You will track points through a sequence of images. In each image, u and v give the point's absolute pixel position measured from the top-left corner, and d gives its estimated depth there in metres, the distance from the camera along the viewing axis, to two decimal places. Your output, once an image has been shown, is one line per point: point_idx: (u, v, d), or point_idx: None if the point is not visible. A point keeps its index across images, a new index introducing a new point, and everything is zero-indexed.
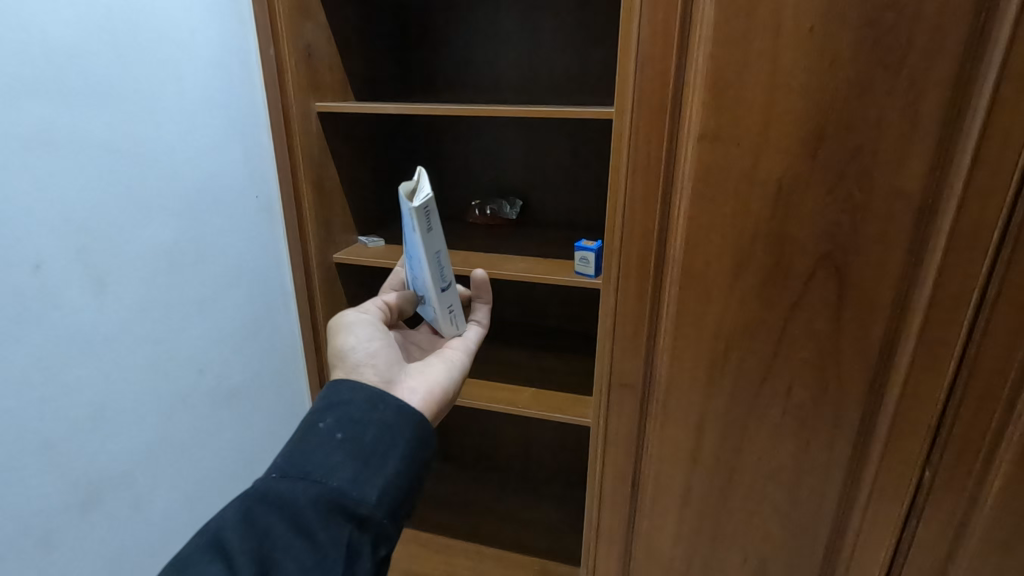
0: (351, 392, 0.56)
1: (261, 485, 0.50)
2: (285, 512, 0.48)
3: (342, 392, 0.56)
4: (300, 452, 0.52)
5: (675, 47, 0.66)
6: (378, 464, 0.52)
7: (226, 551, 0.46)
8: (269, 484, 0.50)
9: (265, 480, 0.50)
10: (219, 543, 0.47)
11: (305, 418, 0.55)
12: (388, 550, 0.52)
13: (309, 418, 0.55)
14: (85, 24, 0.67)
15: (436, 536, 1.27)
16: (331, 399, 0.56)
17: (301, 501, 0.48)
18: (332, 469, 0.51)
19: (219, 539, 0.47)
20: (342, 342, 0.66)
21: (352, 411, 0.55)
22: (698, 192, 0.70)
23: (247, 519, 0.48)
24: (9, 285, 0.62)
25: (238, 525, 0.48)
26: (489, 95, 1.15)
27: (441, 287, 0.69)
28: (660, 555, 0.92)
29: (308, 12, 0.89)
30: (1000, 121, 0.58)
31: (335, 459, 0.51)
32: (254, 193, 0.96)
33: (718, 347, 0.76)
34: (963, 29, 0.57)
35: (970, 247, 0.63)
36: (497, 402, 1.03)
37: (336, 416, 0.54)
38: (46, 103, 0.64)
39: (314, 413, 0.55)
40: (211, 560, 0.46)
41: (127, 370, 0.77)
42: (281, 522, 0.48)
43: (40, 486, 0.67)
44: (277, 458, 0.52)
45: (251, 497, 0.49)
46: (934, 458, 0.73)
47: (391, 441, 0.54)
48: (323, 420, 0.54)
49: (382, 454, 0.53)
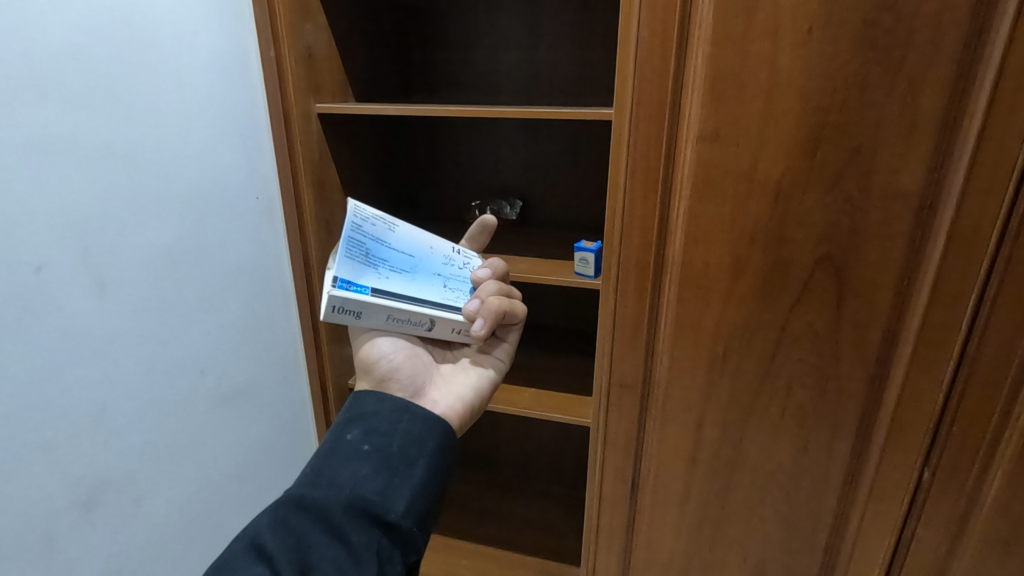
0: (376, 403, 0.58)
1: (293, 493, 0.51)
2: (319, 517, 0.49)
3: (368, 404, 0.58)
4: (331, 461, 0.53)
5: (674, 48, 0.66)
6: (406, 472, 0.53)
7: (263, 554, 0.47)
8: (303, 492, 0.51)
9: (298, 489, 0.51)
10: (256, 547, 0.48)
11: (333, 430, 0.57)
12: (417, 559, 0.53)
13: (337, 430, 0.56)
14: (85, 24, 0.67)
15: (437, 536, 1.27)
16: (357, 411, 0.58)
17: (335, 507, 0.49)
18: (363, 478, 0.52)
19: (255, 543, 0.48)
20: (365, 352, 0.67)
21: (378, 421, 0.56)
22: (698, 192, 0.70)
23: (282, 523, 0.49)
24: (10, 285, 0.62)
25: (273, 530, 0.48)
26: (489, 96, 1.15)
27: (427, 326, 0.65)
28: (659, 555, 0.93)
29: (308, 13, 0.90)
30: (998, 121, 0.58)
31: (364, 468, 0.52)
32: (254, 193, 0.96)
33: (718, 347, 0.76)
34: (961, 30, 0.57)
35: (969, 247, 0.63)
36: (498, 402, 1.03)
37: (363, 427, 0.56)
38: (46, 104, 0.64)
39: (341, 425, 0.57)
40: (252, 561, 0.47)
41: (128, 370, 0.77)
42: (315, 526, 0.49)
43: (40, 486, 0.67)
44: (308, 469, 0.54)
45: (285, 503, 0.50)
46: (933, 458, 0.73)
47: (417, 450, 0.55)
48: (351, 431, 0.55)
49: (410, 463, 0.54)
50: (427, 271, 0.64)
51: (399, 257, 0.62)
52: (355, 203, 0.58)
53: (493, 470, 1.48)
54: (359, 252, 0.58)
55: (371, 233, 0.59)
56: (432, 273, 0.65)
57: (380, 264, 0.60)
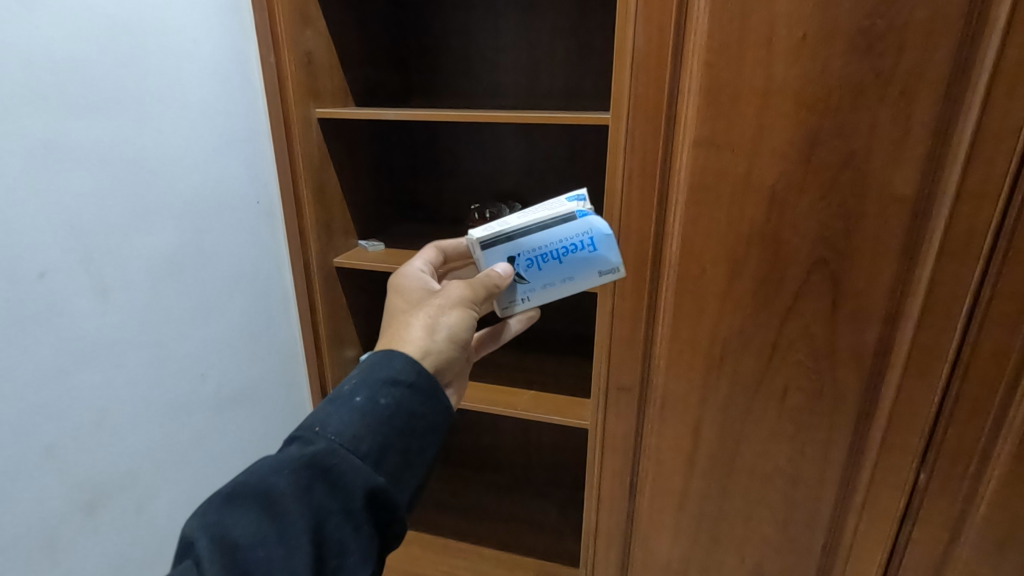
0: (413, 372, 0.49)
1: (312, 459, 0.44)
2: (338, 493, 0.44)
3: (404, 374, 0.49)
4: (361, 427, 0.46)
5: (669, 55, 0.67)
6: (421, 461, 0.49)
7: (270, 520, 0.42)
8: (325, 461, 0.44)
9: (319, 456, 0.44)
10: (267, 506, 0.42)
11: (358, 387, 0.48)
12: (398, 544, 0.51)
13: (364, 385, 0.48)
14: (88, 35, 0.68)
15: (436, 537, 1.28)
16: (391, 370, 0.49)
17: (355, 495, 0.44)
18: (384, 462, 0.46)
19: (264, 502, 0.43)
20: (449, 325, 0.54)
21: (413, 398, 0.49)
22: (693, 197, 0.71)
23: (297, 489, 0.43)
24: (13, 292, 0.63)
25: (290, 503, 0.43)
26: (487, 100, 1.15)
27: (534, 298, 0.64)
28: (658, 556, 0.93)
29: (308, 19, 0.90)
30: (991, 128, 0.59)
31: (388, 454, 0.47)
32: (255, 198, 0.97)
33: (714, 349, 0.77)
34: (953, 36, 0.58)
35: (962, 252, 0.64)
36: (497, 405, 1.04)
37: (398, 397, 0.48)
38: (48, 114, 0.65)
39: (372, 381, 0.49)
40: (261, 534, 0.41)
41: (130, 375, 0.77)
42: (330, 502, 0.44)
43: (44, 490, 0.68)
44: (329, 428, 0.46)
45: (304, 470, 0.44)
46: (928, 460, 0.74)
47: (435, 440, 0.50)
48: (381, 399, 0.47)
49: (426, 452, 0.49)
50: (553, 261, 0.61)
51: None
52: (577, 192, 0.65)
53: (492, 471, 1.49)
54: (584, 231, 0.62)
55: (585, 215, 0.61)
56: (548, 254, 0.60)
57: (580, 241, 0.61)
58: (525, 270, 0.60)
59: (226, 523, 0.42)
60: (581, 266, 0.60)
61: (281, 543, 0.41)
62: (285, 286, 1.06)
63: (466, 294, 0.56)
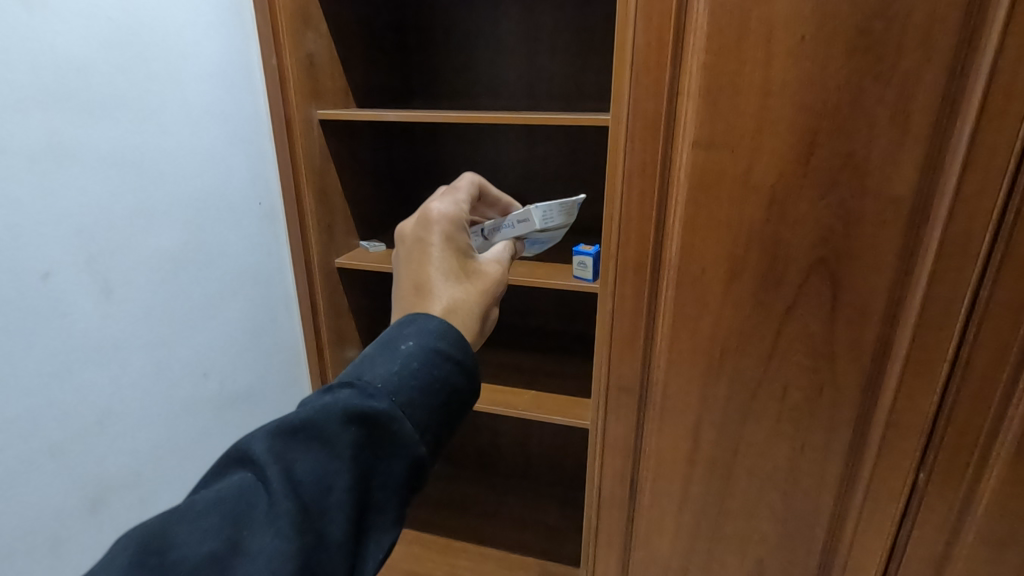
0: (463, 346, 0.46)
1: (369, 418, 0.40)
2: (389, 455, 0.40)
3: (456, 344, 0.45)
4: (417, 388, 0.42)
5: (669, 56, 0.67)
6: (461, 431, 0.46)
7: (318, 475, 0.38)
8: (381, 422, 0.40)
9: (375, 415, 0.40)
10: (318, 458, 0.39)
11: (414, 350, 0.44)
12: None
13: (422, 345, 0.44)
14: (92, 37, 0.69)
15: (437, 537, 1.29)
16: (445, 333, 0.45)
17: (403, 465, 0.41)
18: (431, 434, 0.43)
19: (315, 453, 0.39)
20: (493, 313, 0.53)
21: (465, 367, 0.45)
22: (693, 197, 0.71)
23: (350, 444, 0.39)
24: (17, 293, 0.63)
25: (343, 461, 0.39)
26: (488, 101, 1.16)
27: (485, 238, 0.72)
28: (658, 555, 0.93)
29: (309, 21, 0.91)
30: (990, 128, 0.59)
31: (436, 425, 0.43)
32: (257, 199, 0.97)
33: (714, 349, 0.77)
34: (950, 39, 0.58)
35: (961, 251, 0.64)
36: (498, 405, 1.04)
37: (452, 362, 0.45)
38: (53, 115, 0.65)
39: (426, 341, 0.45)
40: (314, 488, 0.38)
41: (133, 375, 0.78)
42: (375, 464, 0.40)
43: (48, 488, 0.68)
44: (386, 388, 0.41)
45: (358, 428, 0.40)
46: (927, 459, 0.74)
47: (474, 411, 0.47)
48: (438, 367, 0.43)
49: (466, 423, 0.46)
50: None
51: None
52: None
53: (493, 472, 1.49)
54: None
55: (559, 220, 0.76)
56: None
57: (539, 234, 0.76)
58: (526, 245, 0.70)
59: (279, 468, 0.38)
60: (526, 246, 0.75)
61: (330, 504, 0.38)
62: (286, 287, 1.07)
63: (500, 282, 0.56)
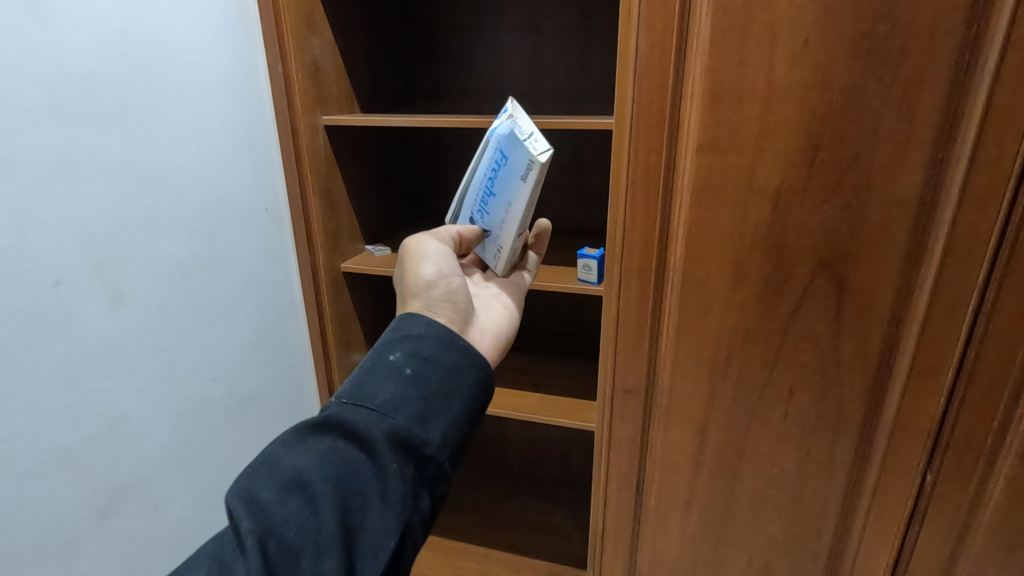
0: (422, 326, 0.53)
1: (334, 413, 0.48)
2: (356, 442, 0.47)
3: (414, 325, 0.54)
4: (373, 377, 0.49)
5: (672, 61, 0.67)
6: (444, 404, 0.50)
7: (293, 475, 0.45)
8: (344, 415, 0.48)
9: (338, 409, 0.48)
10: (291, 465, 0.45)
11: (373, 350, 0.52)
12: (444, 491, 0.51)
13: (375, 350, 0.52)
14: (101, 48, 0.70)
15: (444, 539, 1.29)
16: (401, 330, 0.54)
17: (375, 437, 0.46)
18: (402, 405, 0.48)
19: (291, 457, 0.46)
20: (416, 272, 0.62)
21: (423, 347, 0.52)
22: (697, 201, 0.72)
23: (322, 442, 0.47)
24: (30, 299, 0.64)
25: (314, 456, 0.46)
26: (491, 105, 1.16)
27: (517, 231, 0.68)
28: (666, 557, 0.93)
29: (314, 28, 0.92)
30: (995, 128, 0.59)
31: (403, 396, 0.49)
32: (264, 205, 0.98)
33: (719, 351, 0.77)
34: (955, 40, 0.58)
35: (969, 251, 0.64)
36: (503, 408, 1.05)
37: (406, 350, 0.51)
38: (64, 125, 0.66)
39: (383, 344, 0.53)
40: (290, 485, 0.44)
41: (144, 380, 0.79)
42: (350, 451, 0.46)
43: (60, 494, 0.69)
44: (347, 388, 0.50)
45: (326, 425, 0.47)
46: (935, 461, 0.74)
47: (458, 383, 0.52)
48: (394, 352, 0.51)
49: (450, 396, 0.51)
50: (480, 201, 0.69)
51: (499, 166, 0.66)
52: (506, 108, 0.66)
53: (499, 475, 1.50)
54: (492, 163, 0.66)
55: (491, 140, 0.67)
56: (482, 198, 0.69)
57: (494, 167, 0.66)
58: (487, 219, 0.69)
59: (260, 479, 0.45)
60: (507, 187, 0.65)
61: (307, 491, 0.44)
62: (293, 292, 1.08)
63: (422, 242, 0.65)
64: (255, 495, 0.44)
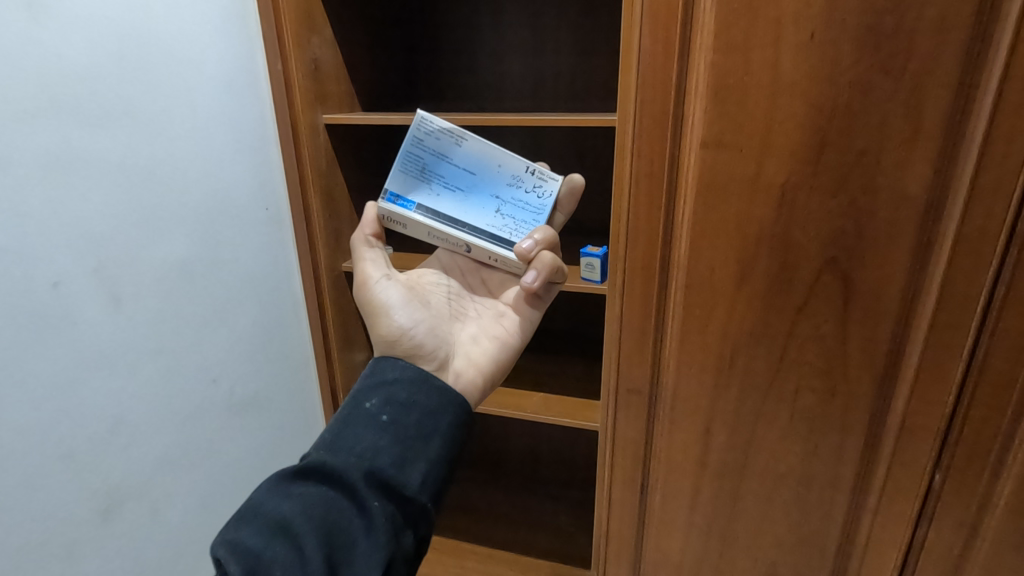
0: (397, 370, 0.54)
1: (313, 460, 0.48)
2: (337, 486, 0.46)
3: (392, 369, 0.55)
4: (350, 424, 0.50)
5: (676, 57, 0.66)
6: (423, 445, 0.50)
7: (274, 522, 0.44)
8: (323, 461, 0.48)
9: (317, 457, 0.48)
10: (273, 513, 0.44)
11: (350, 398, 0.53)
12: (428, 532, 0.50)
13: (352, 400, 0.53)
14: (98, 48, 0.69)
15: (448, 539, 1.28)
16: (375, 377, 0.54)
17: (355, 480, 0.46)
18: (381, 449, 0.49)
19: (271, 506, 0.45)
20: (382, 313, 0.62)
21: (398, 392, 0.52)
22: (701, 199, 0.71)
23: (303, 487, 0.46)
24: (30, 301, 0.64)
25: (295, 502, 0.45)
26: (492, 103, 1.15)
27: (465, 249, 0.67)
28: (670, 557, 0.92)
29: (314, 27, 0.91)
30: (1005, 123, 0.58)
31: (380, 441, 0.49)
32: (265, 205, 0.98)
33: (725, 349, 0.76)
34: (964, 34, 0.57)
35: (978, 248, 0.63)
36: (506, 408, 1.04)
37: (381, 396, 0.52)
38: (61, 123, 0.66)
39: (359, 392, 0.53)
40: (273, 533, 0.43)
41: (144, 381, 0.78)
42: (333, 496, 0.46)
43: (62, 495, 0.69)
44: (326, 438, 0.50)
45: (306, 473, 0.47)
46: (944, 459, 0.73)
47: (435, 424, 0.52)
48: (369, 399, 0.52)
49: (428, 437, 0.51)
50: (484, 190, 0.64)
51: (456, 173, 0.64)
52: (426, 114, 0.62)
53: (502, 475, 1.49)
54: (416, 166, 0.64)
55: (432, 147, 0.63)
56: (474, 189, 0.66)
57: (434, 180, 0.64)
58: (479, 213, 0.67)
59: (241, 529, 0.44)
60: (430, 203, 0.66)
61: (290, 538, 0.43)
62: (294, 292, 1.07)
63: (374, 280, 0.65)
64: (235, 544, 0.42)
